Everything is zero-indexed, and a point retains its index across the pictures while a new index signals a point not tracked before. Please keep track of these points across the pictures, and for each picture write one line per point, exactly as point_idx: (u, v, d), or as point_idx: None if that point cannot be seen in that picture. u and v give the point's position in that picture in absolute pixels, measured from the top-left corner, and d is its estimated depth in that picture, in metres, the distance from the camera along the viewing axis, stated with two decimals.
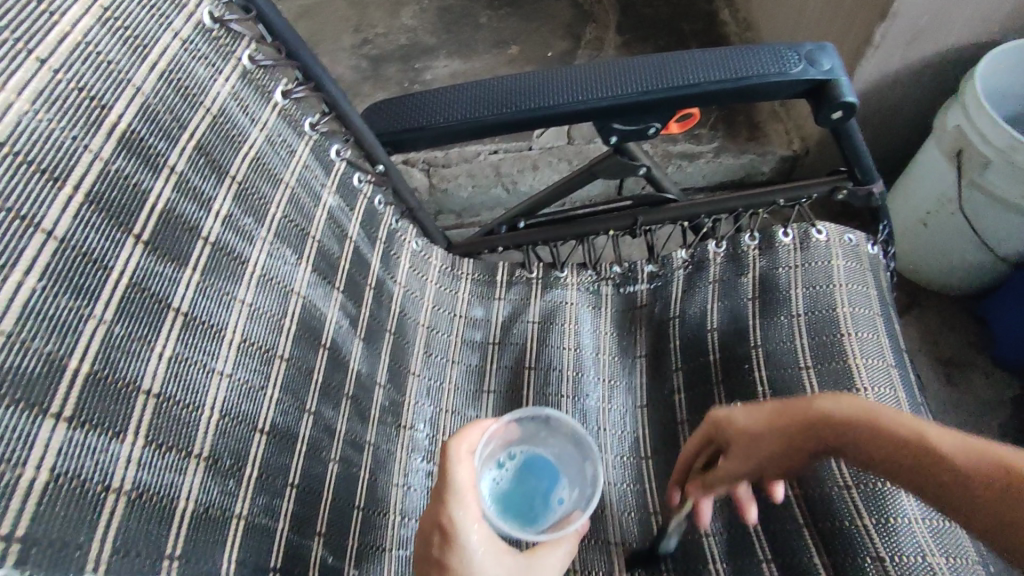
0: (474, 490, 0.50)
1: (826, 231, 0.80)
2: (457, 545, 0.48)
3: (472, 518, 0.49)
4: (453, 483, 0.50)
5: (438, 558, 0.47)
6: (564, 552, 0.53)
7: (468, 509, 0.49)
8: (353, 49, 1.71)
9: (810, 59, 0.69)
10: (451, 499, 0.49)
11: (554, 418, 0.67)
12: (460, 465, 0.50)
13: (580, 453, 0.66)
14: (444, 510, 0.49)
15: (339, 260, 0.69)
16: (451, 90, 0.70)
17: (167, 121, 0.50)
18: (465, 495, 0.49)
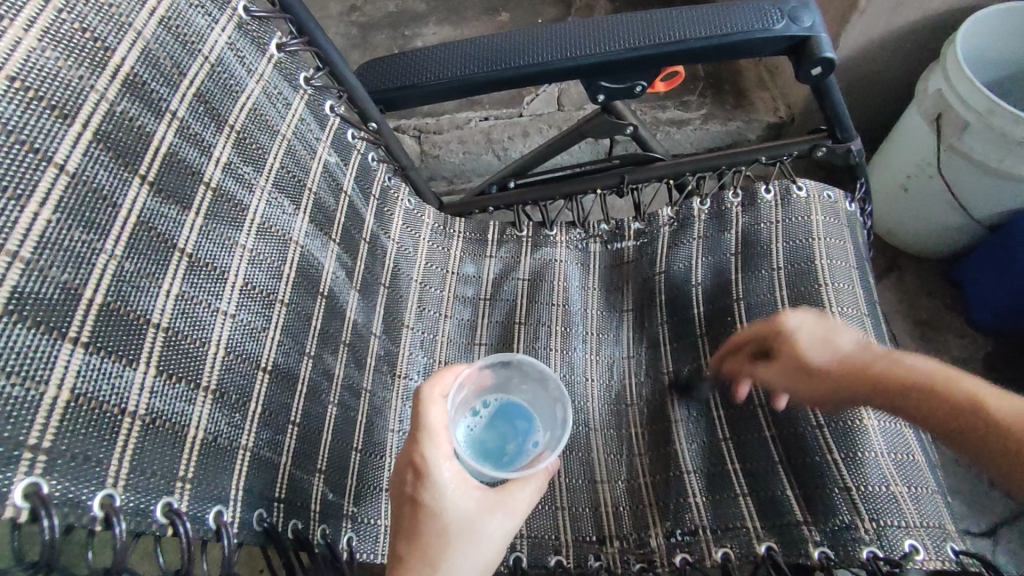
0: (444, 430, 0.54)
1: (806, 188, 0.83)
2: (428, 482, 0.51)
3: (443, 456, 0.52)
4: (426, 424, 0.53)
5: (412, 494, 0.51)
6: (534, 489, 0.57)
7: (440, 448, 0.52)
8: (341, 15, 1.70)
9: (792, 16, 0.71)
10: (424, 438, 0.52)
11: (526, 363, 0.71)
12: (433, 406, 0.54)
13: (550, 397, 0.70)
14: (417, 449, 0.52)
15: (335, 213, 0.71)
16: (444, 47, 0.72)
17: (168, 67, 0.51)
18: (436, 435, 0.53)
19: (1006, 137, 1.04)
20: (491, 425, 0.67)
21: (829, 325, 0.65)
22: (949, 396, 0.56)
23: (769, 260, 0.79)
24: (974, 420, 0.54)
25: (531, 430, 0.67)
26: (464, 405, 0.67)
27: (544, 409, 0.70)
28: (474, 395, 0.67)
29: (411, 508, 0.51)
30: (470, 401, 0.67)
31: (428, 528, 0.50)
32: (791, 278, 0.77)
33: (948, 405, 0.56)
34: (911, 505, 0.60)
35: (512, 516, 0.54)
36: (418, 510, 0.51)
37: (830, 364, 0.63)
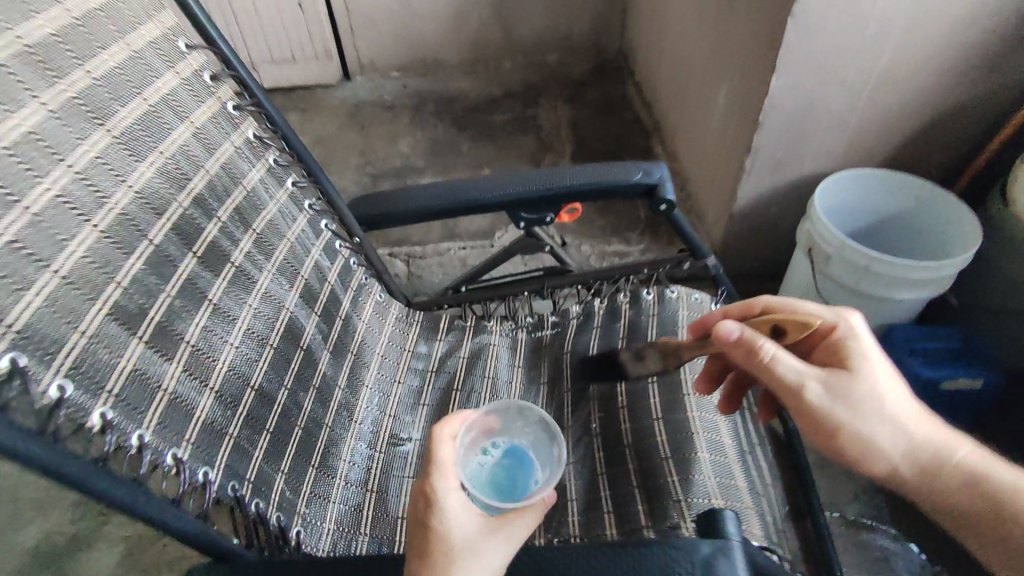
0: (452, 465, 0.65)
1: (677, 291, 1.11)
2: (436, 509, 0.61)
3: (450, 487, 0.63)
4: (437, 458, 0.65)
5: (422, 521, 0.61)
6: (531, 521, 0.65)
7: (446, 479, 0.63)
8: (358, 169, 2.17)
9: (646, 171, 1.03)
10: (435, 470, 0.64)
11: (526, 410, 0.88)
12: (442, 444, 0.66)
13: (548, 440, 0.85)
14: (428, 480, 0.63)
15: (319, 294, 0.99)
16: (408, 188, 1.05)
17: (220, 191, 0.83)
18: (445, 468, 0.64)
19: (857, 265, 1.32)
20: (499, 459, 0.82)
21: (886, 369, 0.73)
22: (980, 480, 0.67)
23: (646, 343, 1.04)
24: (945, 483, 0.68)
25: (533, 471, 0.81)
26: (474, 446, 0.82)
27: (544, 452, 0.84)
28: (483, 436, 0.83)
29: (423, 534, 0.61)
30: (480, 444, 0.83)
31: (436, 549, 0.59)
32: None
33: (960, 474, 0.68)
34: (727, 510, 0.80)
35: (512, 542, 0.62)
36: (428, 533, 0.60)
37: (877, 420, 0.68)
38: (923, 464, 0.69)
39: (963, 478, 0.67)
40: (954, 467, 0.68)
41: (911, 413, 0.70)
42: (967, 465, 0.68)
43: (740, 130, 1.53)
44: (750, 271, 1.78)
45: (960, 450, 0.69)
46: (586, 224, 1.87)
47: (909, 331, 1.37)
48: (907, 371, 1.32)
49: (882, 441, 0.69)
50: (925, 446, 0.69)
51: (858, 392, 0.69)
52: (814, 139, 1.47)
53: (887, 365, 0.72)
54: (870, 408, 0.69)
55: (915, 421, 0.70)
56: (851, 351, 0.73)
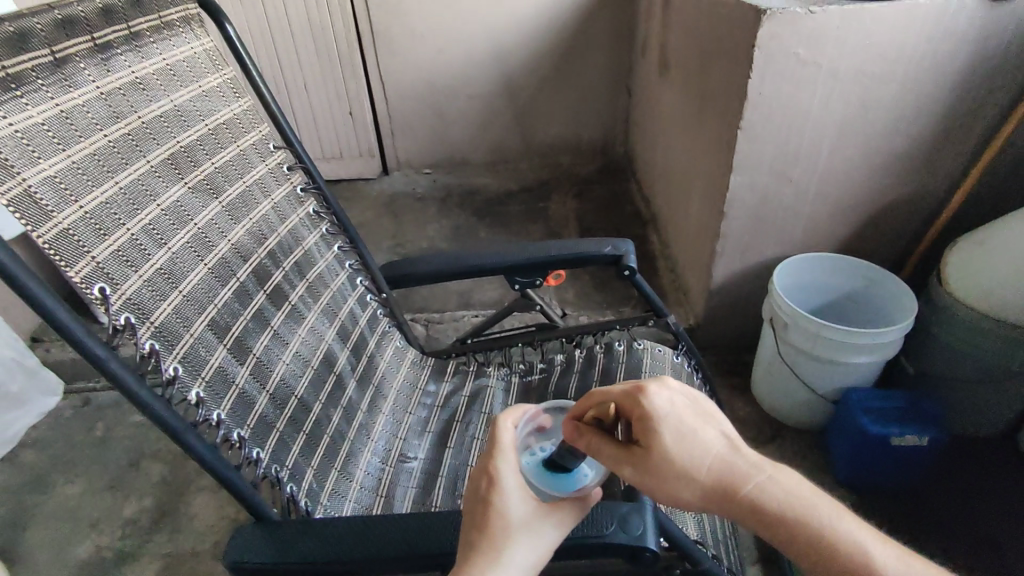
0: (511, 451, 0.79)
1: (643, 343, 1.34)
2: (496, 489, 0.75)
3: (510, 469, 0.77)
4: (501, 444, 0.79)
5: (485, 496, 0.75)
6: (574, 510, 0.78)
7: (507, 462, 0.77)
8: (389, 249, 2.49)
9: (615, 245, 1.30)
10: (498, 455, 0.78)
11: None
12: (504, 432, 0.80)
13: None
14: (491, 463, 0.77)
15: (351, 334, 1.25)
16: (427, 255, 1.33)
17: (286, 249, 1.12)
18: (506, 454, 0.78)
19: (809, 332, 1.53)
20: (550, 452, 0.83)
21: (686, 419, 0.76)
22: (762, 510, 0.71)
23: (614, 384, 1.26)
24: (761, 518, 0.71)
25: None
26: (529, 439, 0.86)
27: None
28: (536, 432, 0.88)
29: (484, 507, 0.74)
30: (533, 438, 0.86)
31: (494, 523, 0.73)
32: None
33: (745, 507, 0.71)
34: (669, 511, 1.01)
35: (560, 524, 0.76)
36: (489, 507, 0.74)
37: (681, 480, 0.72)
38: (729, 505, 0.72)
39: (745, 510, 0.71)
40: (745, 504, 0.71)
41: (704, 460, 0.73)
42: (770, 497, 0.71)
43: (712, 219, 1.81)
44: (730, 343, 1.99)
45: (753, 480, 0.72)
46: (585, 299, 2.12)
47: (862, 393, 1.54)
48: (859, 426, 1.47)
49: (684, 497, 0.72)
50: (721, 484, 0.72)
51: (659, 459, 0.73)
52: (773, 228, 1.73)
53: (677, 424, 0.74)
54: (670, 475, 0.72)
55: (709, 468, 0.73)
56: (648, 424, 0.74)
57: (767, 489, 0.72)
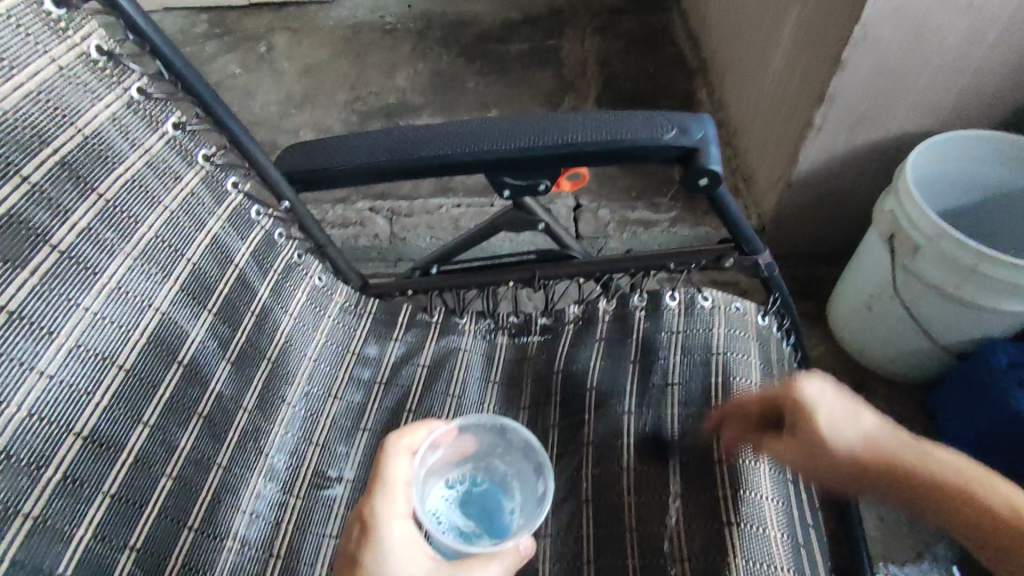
0: (401, 487, 0.56)
1: (713, 298, 0.80)
2: (371, 541, 0.52)
3: (392, 514, 0.54)
4: (385, 477, 0.56)
5: (353, 554, 0.52)
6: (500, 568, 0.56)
7: (393, 504, 0.55)
8: (345, 103, 1.85)
9: (682, 126, 0.72)
10: (379, 493, 0.55)
11: (514, 430, 0.68)
12: (392, 460, 0.57)
13: (534, 472, 0.65)
14: (368, 503, 0.55)
15: (218, 284, 0.73)
16: (357, 137, 0.78)
17: (27, 136, 0.56)
18: (391, 491, 0.56)
19: (957, 263, 1.00)
20: (476, 493, 0.64)
21: (849, 400, 0.66)
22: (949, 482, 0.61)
23: (664, 370, 0.75)
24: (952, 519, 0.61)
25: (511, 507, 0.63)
26: (440, 471, 0.64)
27: (527, 486, 0.65)
28: (453, 460, 0.65)
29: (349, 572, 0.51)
30: (447, 470, 0.65)
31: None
32: (685, 394, 0.73)
33: (954, 488, 0.61)
34: None
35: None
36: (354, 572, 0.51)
37: (840, 424, 0.64)
38: (911, 479, 0.62)
39: (915, 475, 0.62)
40: (953, 484, 0.61)
41: (868, 424, 0.65)
42: (953, 474, 0.62)
43: (811, 73, 1.17)
44: (806, 250, 1.45)
45: (935, 453, 0.63)
46: (608, 183, 1.54)
47: (1016, 352, 1.06)
48: (1012, 408, 1.01)
49: (846, 433, 0.64)
50: (891, 446, 0.63)
51: (843, 408, 0.65)
52: (912, 88, 1.10)
53: (846, 398, 0.66)
54: (835, 450, 0.64)
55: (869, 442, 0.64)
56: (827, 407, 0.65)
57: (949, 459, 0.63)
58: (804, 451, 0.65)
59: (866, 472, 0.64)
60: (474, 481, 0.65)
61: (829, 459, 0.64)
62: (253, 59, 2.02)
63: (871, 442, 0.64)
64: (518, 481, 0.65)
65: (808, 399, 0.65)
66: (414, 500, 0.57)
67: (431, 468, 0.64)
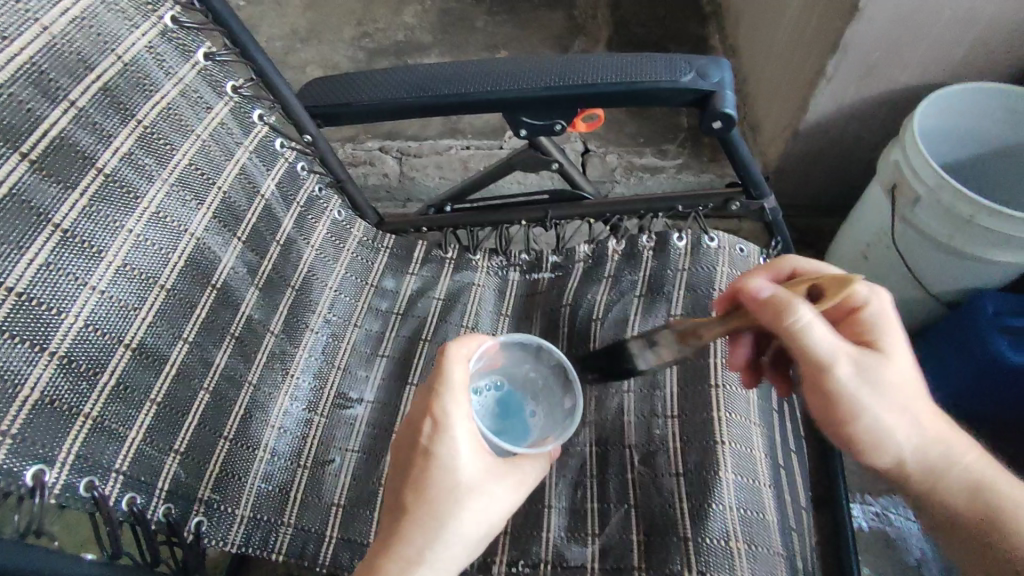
0: (465, 389, 0.58)
1: (718, 239, 0.84)
2: (444, 436, 0.56)
3: (462, 413, 0.57)
4: (450, 381, 0.57)
5: (426, 447, 0.56)
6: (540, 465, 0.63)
7: (460, 407, 0.57)
8: (352, 40, 1.82)
9: (701, 71, 0.74)
10: (446, 395, 0.57)
11: (539, 349, 0.71)
12: (456, 366, 0.57)
13: (559, 385, 0.71)
14: (436, 403, 0.56)
15: (246, 213, 0.76)
16: (379, 74, 0.79)
17: (71, 60, 0.59)
18: (457, 393, 0.57)
19: (954, 214, 1.03)
20: (503, 401, 0.68)
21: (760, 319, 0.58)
22: (986, 496, 0.56)
23: (669, 306, 0.80)
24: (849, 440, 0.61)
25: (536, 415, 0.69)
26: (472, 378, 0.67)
27: (547, 398, 0.71)
28: (484, 370, 0.68)
29: (424, 460, 0.56)
30: (476, 378, 0.68)
31: (436, 482, 0.56)
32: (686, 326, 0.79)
33: (980, 503, 0.56)
34: (746, 563, 0.62)
35: (519, 484, 0.59)
36: (429, 462, 0.56)
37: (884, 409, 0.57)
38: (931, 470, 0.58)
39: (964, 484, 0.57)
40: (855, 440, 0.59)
41: (922, 407, 0.58)
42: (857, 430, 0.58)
43: (828, 19, 1.16)
44: (807, 201, 1.48)
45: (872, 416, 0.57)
46: (617, 129, 1.54)
47: (1003, 301, 1.10)
48: (989, 353, 1.07)
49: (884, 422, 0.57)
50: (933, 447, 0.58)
51: (883, 381, 0.57)
52: (927, 38, 1.10)
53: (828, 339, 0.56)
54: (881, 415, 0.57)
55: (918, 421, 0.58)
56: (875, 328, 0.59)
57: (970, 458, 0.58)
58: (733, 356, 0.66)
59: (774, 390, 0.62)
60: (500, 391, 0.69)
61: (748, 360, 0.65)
62: None
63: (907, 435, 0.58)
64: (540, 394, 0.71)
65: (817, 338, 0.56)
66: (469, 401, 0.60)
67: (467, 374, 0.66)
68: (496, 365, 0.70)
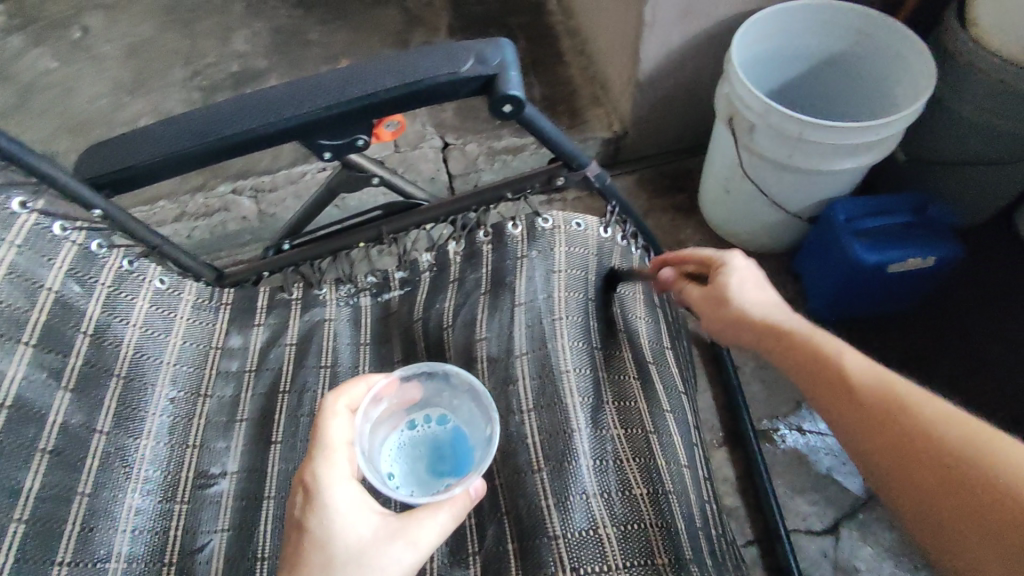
0: (340, 448, 0.57)
1: (552, 219, 0.82)
2: (316, 505, 0.54)
3: (333, 475, 0.55)
4: (321, 443, 0.57)
5: (299, 518, 0.54)
6: (449, 516, 0.56)
7: (333, 468, 0.55)
8: (183, 81, 1.70)
9: (480, 55, 0.71)
10: (316, 459, 0.56)
11: (455, 377, 0.69)
12: (329, 425, 0.57)
13: (481, 414, 0.68)
14: (307, 467, 0.55)
15: (29, 314, 0.70)
16: (146, 130, 0.72)
17: None
18: (329, 455, 0.56)
19: (787, 136, 1.05)
20: (432, 438, 0.67)
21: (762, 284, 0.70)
22: (942, 437, 0.53)
23: (513, 296, 0.79)
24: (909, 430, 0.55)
25: (465, 453, 0.66)
26: (392, 422, 0.68)
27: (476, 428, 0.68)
28: (401, 409, 0.68)
29: (298, 534, 0.53)
30: (400, 418, 0.68)
31: (313, 556, 0.52)
32: (530, 314, 0.77)
33: (943, 443, 0.53)
34: (616, 547, 0.62)
35: (413, 545, 0.54)
36: (304, 534, 0.53)
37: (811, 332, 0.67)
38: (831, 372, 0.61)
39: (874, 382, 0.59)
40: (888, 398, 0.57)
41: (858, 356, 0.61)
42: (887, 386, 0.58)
43: None
44: (669, 145, 1.50)
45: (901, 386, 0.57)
46: (472, 116, 1.51)
47: (853, 207, 1.14)
48: (849, 257, 1.11)
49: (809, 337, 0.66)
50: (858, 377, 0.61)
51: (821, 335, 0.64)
52: None
53: (761, 281, 0.70)
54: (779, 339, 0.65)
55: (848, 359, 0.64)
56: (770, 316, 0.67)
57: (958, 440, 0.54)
58: (707, 304, 0.71)
59: (779, 338, 0.65)
60: (426, 424, 0.68)
61: (731, 317, 0.68)
62: (66, 49, 1.78)
63: (840, 370, 0.60)
64: (467, 427, 0.68)
65: (732, 269, 0.70)
66: (359, 459, 0.58)
67: (376, 420, 0.66)
68: (419, 403, 0.69)
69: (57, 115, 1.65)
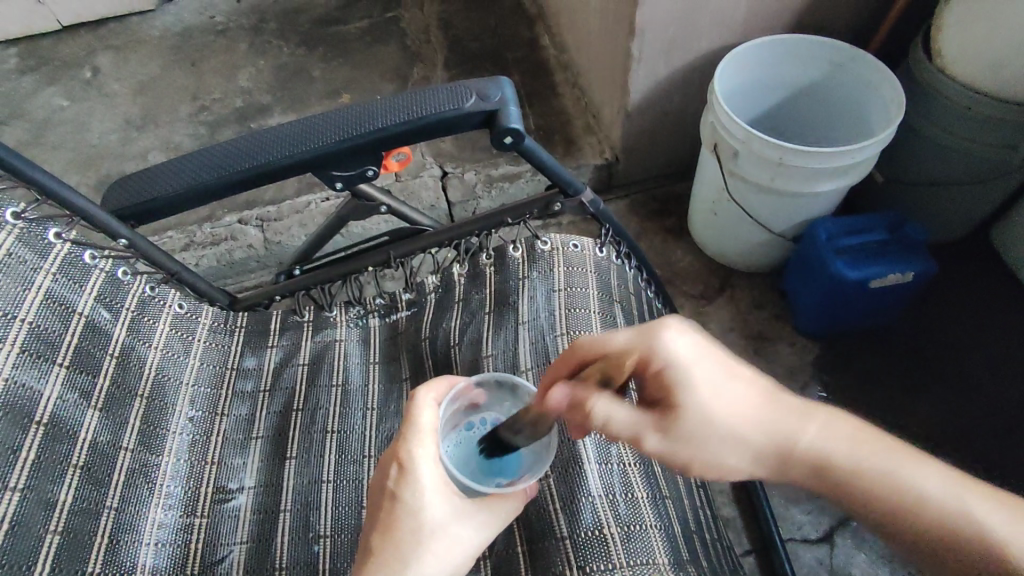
0: (432, 433, 0.61)
1: (550, 241, 0.88)
2: (409, 478, 0.59)
3: (426, 453, 0.60)
4: (416, 426, 0.61)
5: (392, 489, 0.59)
6: (509, 506, 0.63)
7: (425, 448, 0.60)
8: (190, 117, 1.77)
9: (481, 92, 0.77)
10: (412, 438, 0.60)
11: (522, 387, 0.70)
12: (423, 411, 0.62)
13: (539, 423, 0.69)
14: (403, 446, 0.60)
15: (63, 336, 0.74)
16: (171, 165, 0.77)
17: None
18: (424, 437, 0.61)
19: (768, 161, 1.12)
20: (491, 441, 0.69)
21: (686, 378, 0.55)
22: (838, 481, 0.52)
23: (515, 315, 0.84)
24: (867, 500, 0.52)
25: (518, 459, 0.68)
26: (455, 419, 0.69)
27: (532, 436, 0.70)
28: (466, 409, 0.70)
29: (390, 503, 0.59)
30: (463, 417, 0.70)
31: (402, 524, 0.57)
32: (533, 331, 0.82)
33: (880, 508, 0.51)
34: (618, 547, 0.65)
35: (483, 525, 0.60)
36: (395, 504, 0.58)
37: (723, 450, 0.54)
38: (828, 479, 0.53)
39: (811, 471, 0.54)
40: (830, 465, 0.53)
41: (749, 404, 0.55)
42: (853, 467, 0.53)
43: (620, 9, 1.24)
44: (658, 171, 1.57)
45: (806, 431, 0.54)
46: (470, 146, 1.57)
47: (833, 226, 1.21)
48: (832, 274, 1.17)
49: (729, 468, 0.55)
50: (777, 449, 0.54)
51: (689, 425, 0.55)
52: (710, 7, 1.20)
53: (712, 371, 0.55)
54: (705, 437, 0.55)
55: (758, 422, 0.55)
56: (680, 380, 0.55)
57: (927, 460, 0.53)
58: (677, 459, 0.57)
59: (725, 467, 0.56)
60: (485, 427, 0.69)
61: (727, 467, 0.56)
62: (77, 87, 1.85)
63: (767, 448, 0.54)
64: None
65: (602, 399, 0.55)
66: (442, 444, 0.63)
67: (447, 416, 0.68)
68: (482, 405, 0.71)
69: (68, 150, 1.71)
